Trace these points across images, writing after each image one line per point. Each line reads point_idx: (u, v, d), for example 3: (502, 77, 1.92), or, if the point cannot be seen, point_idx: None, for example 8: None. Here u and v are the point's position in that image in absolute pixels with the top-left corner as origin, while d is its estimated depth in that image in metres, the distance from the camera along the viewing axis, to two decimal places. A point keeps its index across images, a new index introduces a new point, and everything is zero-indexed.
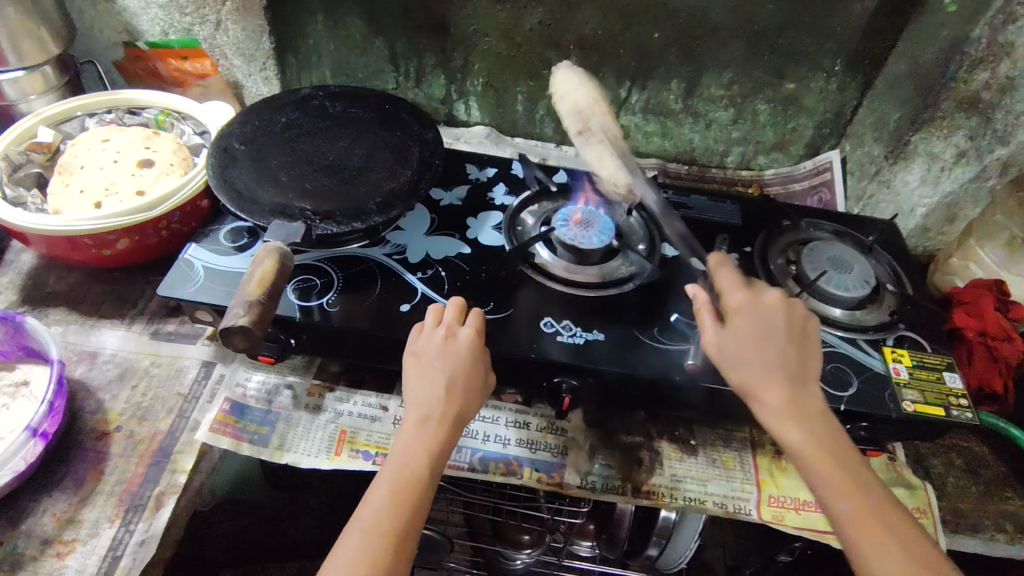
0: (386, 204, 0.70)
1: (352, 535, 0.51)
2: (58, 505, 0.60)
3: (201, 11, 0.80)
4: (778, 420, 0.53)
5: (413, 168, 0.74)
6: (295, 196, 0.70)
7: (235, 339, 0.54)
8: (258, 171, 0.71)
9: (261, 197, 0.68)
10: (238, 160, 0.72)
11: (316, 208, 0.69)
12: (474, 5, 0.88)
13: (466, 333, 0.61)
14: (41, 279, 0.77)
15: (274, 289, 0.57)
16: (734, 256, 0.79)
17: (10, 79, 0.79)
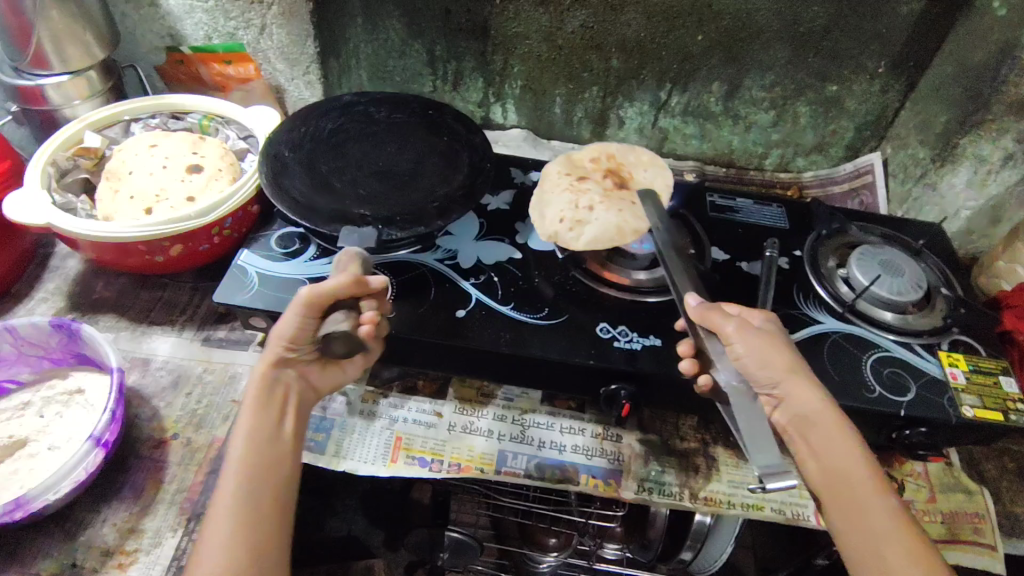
0: (444, 209, 0.69)
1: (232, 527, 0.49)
2: (119, 514, 0.60)
3: (247, 16, 0.80)
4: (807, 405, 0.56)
5: (465, 173, 0.74)
6: (352, 203, 0.69)
7: (335, 343, 0.57)
8: (311, 178, 0.71)
9: (319, 204, 0.68)
10: (290, 167, 0.71)
11: (375, 213, 0.68)
12: (516, 9, 0.88)
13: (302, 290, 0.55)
14: (88, 285, 0.77)
15: (342, 306, 0.57)
16: (784, 260, 0.79)
17: (55, 84, 0.77)
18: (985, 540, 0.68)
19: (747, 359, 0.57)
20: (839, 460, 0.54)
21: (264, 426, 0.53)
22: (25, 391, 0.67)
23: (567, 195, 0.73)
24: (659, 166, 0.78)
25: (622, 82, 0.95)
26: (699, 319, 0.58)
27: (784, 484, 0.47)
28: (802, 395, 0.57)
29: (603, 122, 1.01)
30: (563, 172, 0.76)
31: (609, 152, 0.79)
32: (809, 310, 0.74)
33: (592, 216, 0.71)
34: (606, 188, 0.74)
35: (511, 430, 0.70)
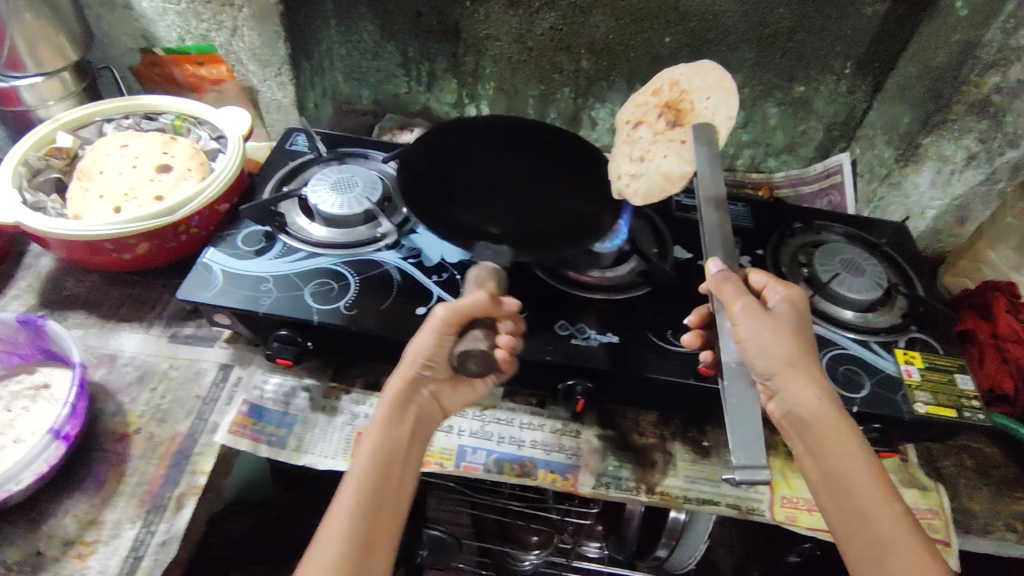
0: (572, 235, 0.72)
1: (332, 530, 0.53)
2: (81, 506, 0.61)
3: (218, 18, 0.81)
4: (801, 401, 0.56)
5: (596, 201, 0.76)
6: (481, 220, 0.73)
7: (471, 362, 0.58)
8: (443, 195, 0.74)
9: (451, 219, 0.72)
10: (422, 184, 0.75)
11: (503, 234, 0.72)
12: (487, 11, 0.89)
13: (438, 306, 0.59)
14: (59, 282, 0.78)
15: (478, 325, 0.60)
16: (746, 258, 0.80)
17: (29, 85, 0.79)
18: (940, 537, 0.68)
19: (751, 343, 0.57)
20: (837, 461, 0.54)
21: (393, 440, 0.59)
22: None
23: (626, 144, 0.79)
24: (726, 85, 0.74)
25: (593, 83, 0.96)
26: (715, 289, 0.59)
27: (754, 476, 0.51)
28: (799, 389, 0.56)
29: (576, 123, 1.02)
30: (626, 120, 0.82)
31: (673, 81, 0.78)
32: None
33: (646, 166, 0.75)
34: (659, 129, 0.77)
35: (471, 425, 0.71)
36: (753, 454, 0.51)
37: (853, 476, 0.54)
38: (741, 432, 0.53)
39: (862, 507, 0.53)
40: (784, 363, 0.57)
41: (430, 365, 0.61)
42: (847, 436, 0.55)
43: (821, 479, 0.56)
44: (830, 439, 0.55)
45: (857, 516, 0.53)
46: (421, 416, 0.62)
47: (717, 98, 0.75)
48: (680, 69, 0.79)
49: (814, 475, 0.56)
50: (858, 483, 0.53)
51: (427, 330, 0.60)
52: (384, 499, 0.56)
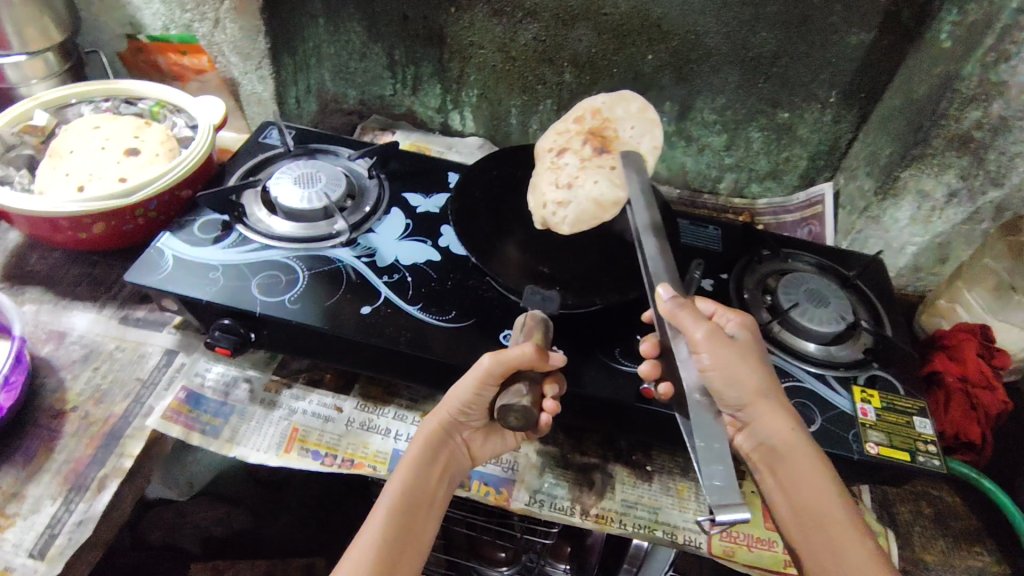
0: (623, 280, 0.68)
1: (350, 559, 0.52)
2: (5, 479, 0.61)
3: (201, 9, 0.82)
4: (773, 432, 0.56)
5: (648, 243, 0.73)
6: (530, 256, 0.71)
7: (511, 417, 0.54)
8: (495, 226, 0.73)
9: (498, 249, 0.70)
10: (471, 211, 0.73)
11: (553, 272, 0.69)
12: (471, 18, 0.90)
13: (486, 357, 0.55)
14: (23, 257, 0.79)
15: (522, 378, 0.55)
16: (708, 282, 0.78)
17: (13, 63, 0.80)
18: None
19: (715, 373, 0.55)
20: (808, 493, 0.54)
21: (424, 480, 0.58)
22: None
23: (550, 170, 0.74)
24: (647, 118, 0.76)
25: (575, 97, 0.95)
26: (670, 319, 0.55)
27: (733, 514, 0.47)
28: (769, 420, 0.57)
29: None
30: (547, 148, 0.77)
31: (594, 111, 0.78)
32: None
33: (574, 193, 0.70)
34: (585, 155, 0.73)
35: (409, 430, 0.69)
36: (725, 494, 0.48)
37: (827, 510, 0.53)
38: (712, 470, 0.49)
39: (837, 545, 0.52)
40: (756, 394, 0.57)
41: (464, 409, 0.60)
42: (819, 469, 0.55)
43: (791, 514, 0.55)
44: (798, 468, 0.55)
45: (832, 556, 0.52)
46: (448, 458, 0.61)
47: (640, 127, 0.76)
48: (600, 99, 0.79)
49: (785, 509, 0.56)
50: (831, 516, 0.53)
51: (470, 378, 0.57)
52: (408, 545, 0.54)
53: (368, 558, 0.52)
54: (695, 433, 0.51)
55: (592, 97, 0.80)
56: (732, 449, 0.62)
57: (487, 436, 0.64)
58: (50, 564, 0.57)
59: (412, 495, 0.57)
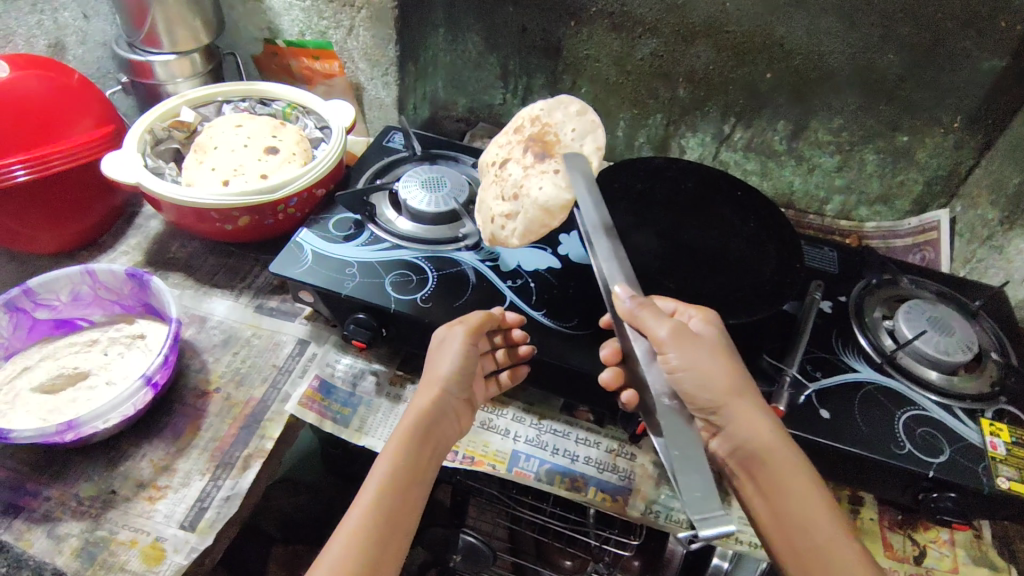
0: (750, 305, 0.68)
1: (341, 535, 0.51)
2: (157, 452, 0.65)
3: (338, 17, 0.87)
4: (746, 426, 0.58)
5: (774, 269, 0.72)
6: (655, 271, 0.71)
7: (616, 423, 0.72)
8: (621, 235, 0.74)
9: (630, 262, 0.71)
10: None
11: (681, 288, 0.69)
12: (591, 31, 0.91)
13: (458, 325, 0.63)
14: (165, 245, 0.85)
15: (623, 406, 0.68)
16: (827, 303, 0.78)
17: (162, 62, 0.85)
18: None
19: (685, 373, 0.58)
20: (784, 484, 0.56)
21: (419, 454, 0.57)
22: (94, 329, 0.74)
23: (496, 182, 0.75)
24: (589, 118, 0.73)
25: (686, 112, 0.96)
26: (632, 319, 0.56)
27: (718, 529, 0.45)
28: (748, 420, 0.58)
29: (664, 150, 1.02)
30: (492, 162, 0.77)
31: (534, 118, 0.75)
32: (847, 358, 0.72)
33: (521, 204, 0.71)
34: (528, 163, 0.72)
35: (527, 432, 0.72)
36: (708, 507, 0.47)
37: (799, 501, 0.55)
38: (691, 482, 0.48)
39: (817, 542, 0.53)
40: (732, 394, 0.58)
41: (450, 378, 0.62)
42: (794, 462, 0.57)
43: (771, 516, 0.56)
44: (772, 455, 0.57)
45: (813, 555, 0.53)
46: (435, 442, 0.60)
47: (582, 128, 0.72)
48: (539, 105, 0.76)
49: (767, 514, 0.57)
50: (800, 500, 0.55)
51: (457, 345, 0.63)
52: (399, 519, 0.53)
53: (357, 536, 0.51)
54: (668, 444, 0.51)
55: (532, 102, 0.77)
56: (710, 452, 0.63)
57: (464, 419, 0.65)
58: (201, 536, 0.60)
59: (407, 466, 0.56)
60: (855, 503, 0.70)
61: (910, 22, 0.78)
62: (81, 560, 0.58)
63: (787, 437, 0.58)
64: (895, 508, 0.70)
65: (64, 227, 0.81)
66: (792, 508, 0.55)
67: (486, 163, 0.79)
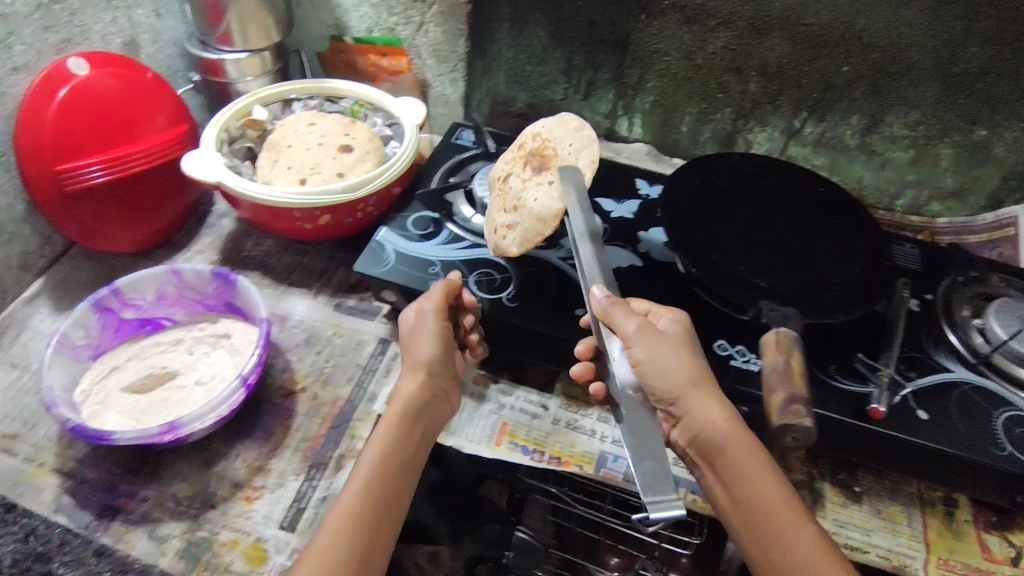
0: (846, 302, 0.65)
1: (330, 523, 0.53)
2: (250, 452, 0.65)
3: (408, 13, 0.86)
4: (705, 416, 0.57)
5: (864, 265, 0.70)
6: (745, 269, 0.69)
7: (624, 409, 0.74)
8: (706, 232, 0.72)
9: (719, 261, 0.69)
10: (684, 220, 0.73)
11: (772, 286, 0.67)
12: (661, 24, 0.90)
13: (430, 303, 0.65)
14: (239, 243, 0.85)
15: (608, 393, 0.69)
16: (914, 302, 0.77)
17: (235, 60, 0.85)
18: None
19: (651, 366, 0.57)
20: (740, 473, 0.55)
21: (407, 440, 0.59)
22: (178, 329, 0.74)
23: (497, 197, 0.74)
24: (586, 132, 0.71)
25: (757, 107, 0.95)
26: (604, 316, 0.58)
27: (670, 512, 0.48)
28: (702, 410, 0.57)
29: (732, 145, 1.01)
30: (497, 178, 0.76)
31: (535, 133, 0.74)
32: (939, 357, 0.71)
33: (519, 215, 0.69)
34: (526, 176, 0.70)
35: (614, 433, 0.71)
36: (656, 485, 0.49)
37: (755, 487, 0.54)
38: (645, 466, 0.50)
39: (772, 530, 0.52)
40: (689, 385, 0.57)
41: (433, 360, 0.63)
42: (752, 450, 0.56)
43: (729, 498, 0.56)
44: (730, 442, 0.56)
45: (773, 544, 0.52)
46: (426, 421, 0.62)
47: (579, 143, 0.70)
48: (541, 122, 0.75)
49: (726, 499, 0.56)
50: (756, 485, 0.54)
51: (432, 322, 0.64)
52: (390, 504, 0.55)
53: (345, 525, 0.53)
54: (628, 429, 0.54)
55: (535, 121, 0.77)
56: (670, 441, 0.62)
57: (452, 398, 0.67)
58: (301, 537, 0.60)
59: (394, 453, 0.58)
60: (949, 506, 0.69)
61: (995, 14, 0.76)
62: (184, 561, 0.58)
63: (741, 422, 0.57)
64: (989, 510, 0.69)
65: (142, 229, 0.80)
66: (747, 492, 0.54)
67: (490, 181, 0.77)
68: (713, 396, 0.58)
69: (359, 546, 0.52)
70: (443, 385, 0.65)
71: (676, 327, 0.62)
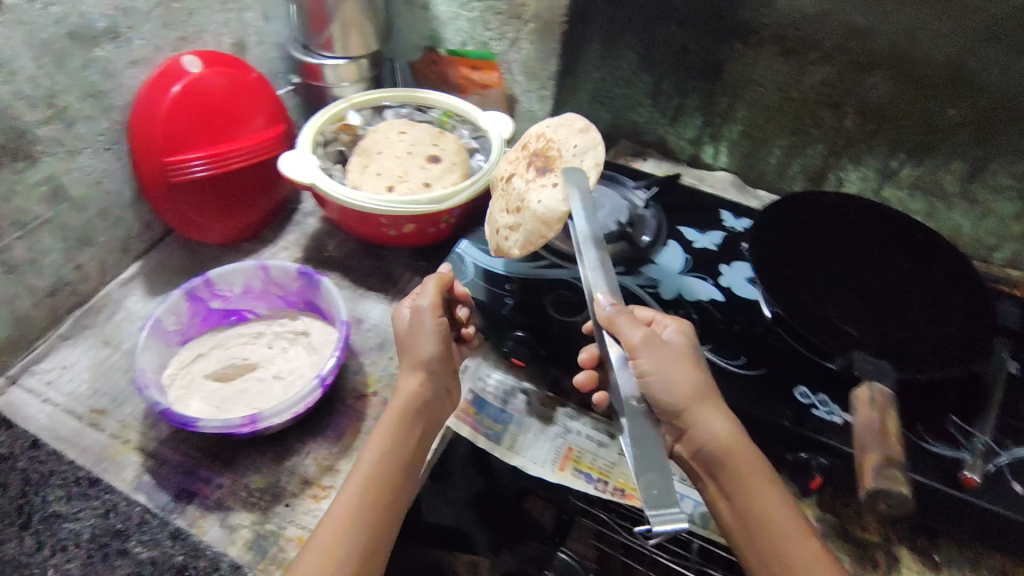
0: (940, 357, 0.61)
1: (328, 527, 0.53)
2: (320, 451, 0.67)
3: (504, 29, 0.96)
4: (710, 431, 0.56)
5: (963, 321, 0.65)
6: (833, 312, 0.66)
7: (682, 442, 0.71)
8: (794, 270, 0.70)
9: (806, 302, 0.67)
10: (771, 256, 0.71)
11: (861, 332, 0.64)
12: (757, 54, 0.88)
13: (425, 301, 0.65)
14: (321, 243, 0.87)
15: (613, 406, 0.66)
16: (1015, 364, 0.72)
17: (333, 65, 0.87)
18: None
19: (656, 378, 0.56)
20: (749, 491, 0.54)
21: (405, 442, 0.59)
22: (260, 322, 0.76)
23: (501, 198, 0.73)
24: (591, 133, 0.69)
25: (851, 144, 0.91)
26: (608, 324, 0.55)
27: (674, 525, 0.44)
28: (709, 426, 0.56)
29: (821, 181, 0.97)
30: (501, 177, 0.75)
31: (540, 134, 0.74)
32: None
33: (522, 216, 0.68)
34: (530, 177, 0.70)
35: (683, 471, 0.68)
36: (661, 498, 0.45)
37: (766, 509, 0.53)
38: (648, 477, 0.46)
39: (783, 553, 0.51)
40: (694, 398, 0.56)
41: (429, 358, 0.63)
42: (761, 468, 0.55)
43: (735, 517, 0.55)
44: (739, 460, 0.55)
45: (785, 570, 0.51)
46: (426, 419, 0.62)
47: (583, 144, 0.69)
48: (547, 123, 0.75)
49: (731, 519, 0.55)
50: (766, 506, 0.53)
51: (428, 320, 0.64)
52: (387, 507, 0.55)
53: (343, 530, 0.52)
54: (633, 441, 0.49)
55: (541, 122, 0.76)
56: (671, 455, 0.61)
57: (453, 397, 0.67)
58: None
59: (391, 456, 0.58)
60: None
61: None
62: (252, 553, 0.59)
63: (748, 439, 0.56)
64: None
65: (233, 222, 0.83)
66: (747, 503, 0.54)
67: (495, 180, 0.77)
68: (716, 413, 0.57)
69: (361, 547, 0.52)
70: (447, 384, 0.65)
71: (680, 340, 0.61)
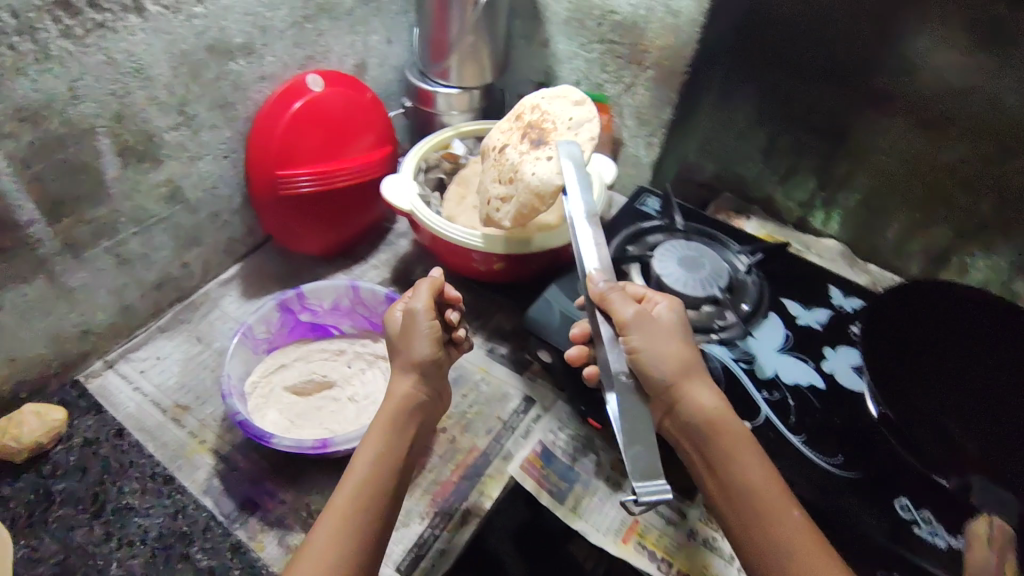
0: None
1: (327, 525, 0.51)
2: None
3: (620, 74, 0.95)
4: (696, 402, 0.57)
5: None
6: (957, 431, 0.58)
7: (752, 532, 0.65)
8: (917, 374, 0.62)
9: (924, 414, 0.60)
10: (892, 354, 0.64)
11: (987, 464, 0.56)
12: (889, 124, 0.81)
13: (419, 304, 0.62)
14: (411, 266, 0.88)
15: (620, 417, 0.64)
16: None
17: (446, 93, 0.88)
18: None
19: (649, 355, 0.57)
20: (735, 466, 0.55)
21: (399, 441, 0.58)
22: (343, 339, 0.77)
23: (494, 166, 0.75)
24: (586, 108, 0.72)
25: (983, 231, 0.81)
26: (601, 300, 0.58)
27: (659, 495, 0.49)
28: (695, 397, 0.57)
29: (942, 265, 0.87)
30: (494, 147, 0.77)
31: (533, 105, 0.76)
32: None
33: (515, 188, 0.70)
34: (523, 149, 0.72)
35: None
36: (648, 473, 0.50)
37: (754, 487, 0.54)
38: (635, 453, 0.51)
39: (772, 532, 0.52)
40: (682, 370, 0.58)
41: (421, 362, 0.61)
42: (746, 442, 0.57)
43: (723, 495, 0.55)
44: (728, 436, 0.56)
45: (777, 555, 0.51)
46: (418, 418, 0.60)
47: (579, 119, 0.72)
48: (541, 93, 0.76)
49: (717, 492, 0.56)
50: (755, 485, 0.54)
51: (422, 324, 0.62)
52: (385, 503, 0.54)
53: (343, 528, 0.51)
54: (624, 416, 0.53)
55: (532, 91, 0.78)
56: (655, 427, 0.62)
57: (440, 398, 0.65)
58: None
59: (387, 455, 0.56)
60: None
61: None
62: None
63: (731, 413, 0.58)
64: None
65: (329, 237, 0.85)
66: (736, 478, 0.55)
67: (487, 146, 0.79)
68: (702, 387, 0.58)
69: (363, 541, 0.51)
70: (437, 383, 0.63)
71: (667, 313, 0.62)
